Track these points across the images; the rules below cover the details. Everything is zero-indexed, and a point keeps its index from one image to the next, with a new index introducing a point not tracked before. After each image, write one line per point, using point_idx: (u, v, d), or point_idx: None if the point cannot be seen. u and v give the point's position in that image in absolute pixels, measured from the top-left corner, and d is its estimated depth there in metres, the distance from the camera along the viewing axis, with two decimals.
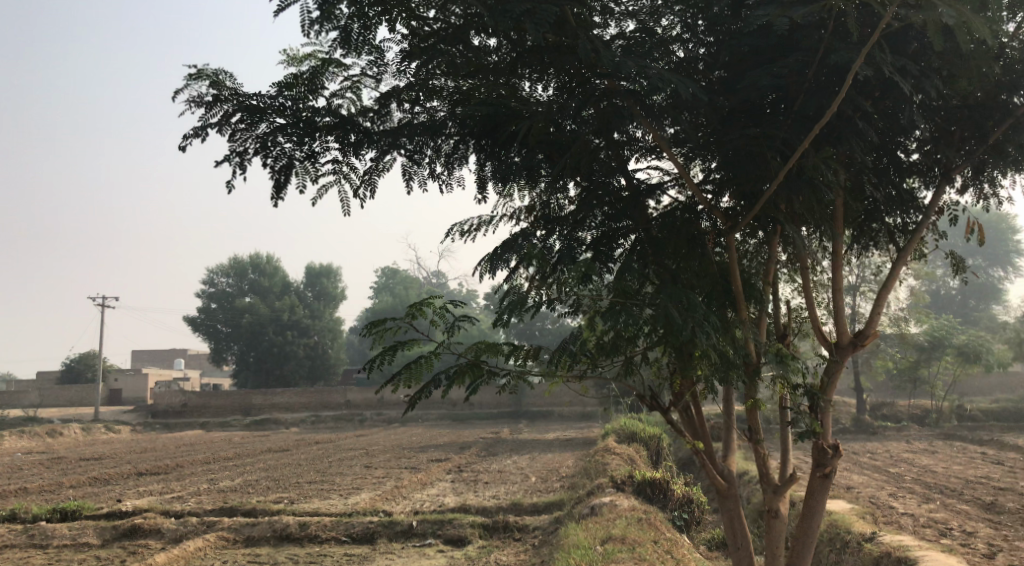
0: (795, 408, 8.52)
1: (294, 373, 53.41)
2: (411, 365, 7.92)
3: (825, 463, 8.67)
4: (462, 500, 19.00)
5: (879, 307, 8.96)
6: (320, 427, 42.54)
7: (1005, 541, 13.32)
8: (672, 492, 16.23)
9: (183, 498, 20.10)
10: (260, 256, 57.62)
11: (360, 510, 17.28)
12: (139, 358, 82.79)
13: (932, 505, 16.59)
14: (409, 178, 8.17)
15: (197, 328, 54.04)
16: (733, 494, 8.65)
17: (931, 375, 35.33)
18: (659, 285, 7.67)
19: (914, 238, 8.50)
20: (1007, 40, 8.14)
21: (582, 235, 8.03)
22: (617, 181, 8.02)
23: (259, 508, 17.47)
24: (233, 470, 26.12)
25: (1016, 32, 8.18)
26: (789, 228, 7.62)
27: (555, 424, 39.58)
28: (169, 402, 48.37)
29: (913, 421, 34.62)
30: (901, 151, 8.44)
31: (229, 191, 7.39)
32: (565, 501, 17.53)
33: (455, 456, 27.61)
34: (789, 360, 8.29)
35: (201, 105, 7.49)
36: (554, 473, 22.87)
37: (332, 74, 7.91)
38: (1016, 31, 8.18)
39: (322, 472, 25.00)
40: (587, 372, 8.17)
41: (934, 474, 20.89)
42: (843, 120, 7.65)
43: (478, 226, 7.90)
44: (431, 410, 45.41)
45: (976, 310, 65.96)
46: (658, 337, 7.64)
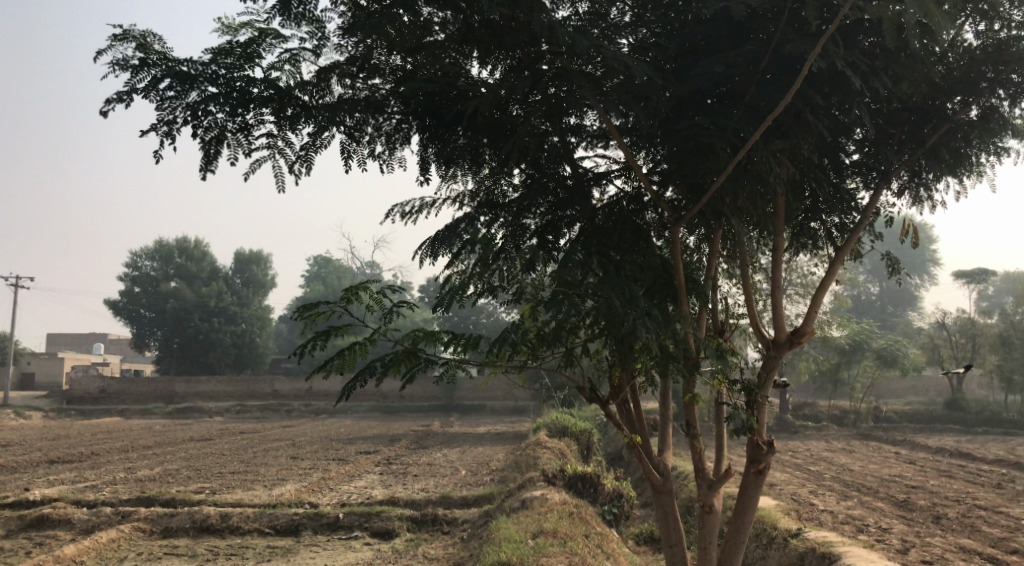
0: (732, 403, 8.49)
1: (219, 361, 52.48)
2: (344, 351, 7.67)
3: (759, 459, 8.67)
4: (390, 492, 18.69)
5: (817, 304, 8.97)
6: (244, 416, 41.68)
7: (918, 537, 13.62)
8: (603, 486, 16.26)
9: (97, 488, 19.34)
10: (188, 240, 55.86)
11: (284, 502, 16.85)
12: (55, 343, 79.86)
13: (850, 502, 16.91)
14: (348, 157, 7.95)
15: (119, 313, 52.14)
16: (668, 489, 8.57)
17: (850, 378, 36.14)
18: (602, 276, 7.53)
19: (852, 237, 8.51)
20: (951, 44, 8.19)
21: (526, 223, 7.95)
22: (563, 169, 7.90)
23: (178, 499, 16.92)
24: (152, 459, 25.31)
25: (956, 38, 8.22)
26: (733, 221, 7.57)
27: (486, 417, 39.43)
28: (86, 388, 46.02)
29: (832, 421, 35.39)
30: (841, 153, 8.48)
31: (154, 160, 7.12)
32: (495, 494, 17.38)
33: (384, 448, 27.21)
34: (728, 356, 8.23)
35: (127, 69, 7.32)
36: (483, 467, 22.69)
37: (270, 46, 7.74)
38: (956, 38, 8.22)
39: (246, 463, 24.37)
40: (526, 363, 8.00)
41: (852, 472, 21.35)
42: (793, 115, 7.60)
43: (420, 209, 7.67)
44: (358, 401, 44.89)
45: (894, 316, 67.71)
46: (600, 329, 7.51)
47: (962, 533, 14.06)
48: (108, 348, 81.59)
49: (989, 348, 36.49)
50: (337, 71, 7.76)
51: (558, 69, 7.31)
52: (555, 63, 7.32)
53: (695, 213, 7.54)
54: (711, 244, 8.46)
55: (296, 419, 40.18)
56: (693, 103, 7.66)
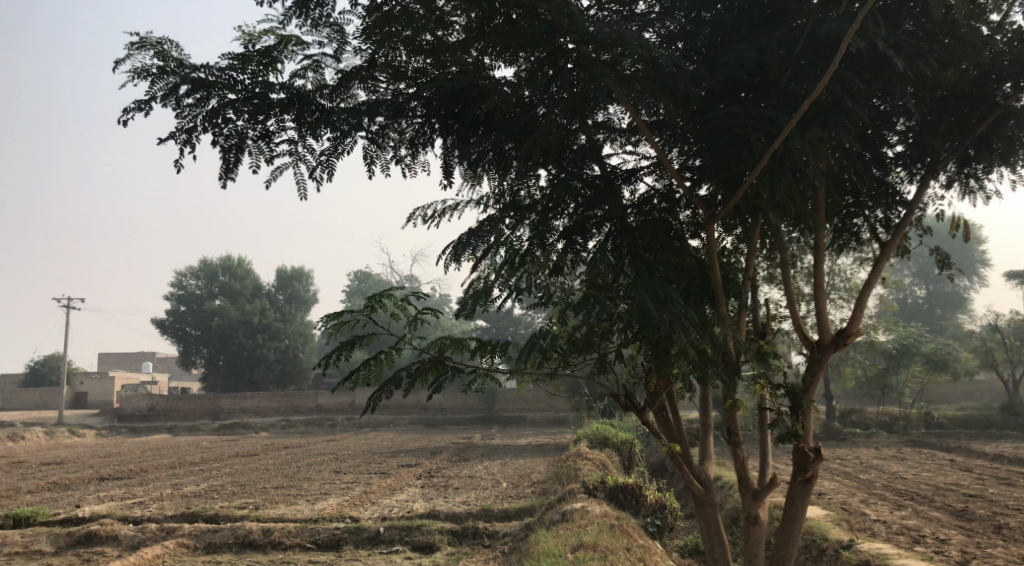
0: (776, 409, 8.14)
1: (264, 378, 52.72)
2: (369, 361, 7.43)
3: (806, 467, 8.26)
4: (431, 505, 18.49)
5: (862, 304, 8.56)
6: (288, 431, 41.78)
7: (978, 549, 13.00)
8: (646, 498, 15.82)
9: (143, 504, 19.37)
10: (231, 258, 56.48)
11: (326, 516, 16.70)
12: (105, 363, 81.21)
13: (904, 512, 16.28)
14: (371, 163, 7.76)
15: (166, 331, 52.69)
16: (711, 501, 8.20)
17: (899, 384, 35.17)
18: (634, 277, 7.24)
19: (898, 233, 8.11)
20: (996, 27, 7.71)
21: (555, 224, 7.65)
22: (590, 169, 7.66)
23: (221, 514, 16.84)
24: (198, 475, 25.39)
25: (1003, 22, 7.73)
26: (771, 217, 7.23)
27: (528, 429, 39.08)
28: (135, 406, 46.81)
29: (882, 428, 34.44)
30: (883, 146, 8.08)
31: (175, 168, 6.96)
32: (536, 507, 17.04)
33: (425, 461, 26.99)
34: (770, 359, 7.86)
35: (145, 78, 7.17)
36: (525, 479, 22.36)
37: (291, 52, 7.60)
38: (1002, 22, 7.73)
39: (290, 477, 24.30)
40: (557, 371, 7.72)
41: (905, 481, 20.66)
42: (831, 103, 7.21)
43: (442, 212, 7.43)
44: (400, 415, 44.76)
45: (943, 319, 65.90)
46: (633, 334, 7.21)
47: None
48: (156, 367, 82.71)
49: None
50: (359, 75, 7.59)
51: (583, 63, 7.02)
52: (578, 56, 7.00)
53: (729, 210, 7.22)
54: (749, 242, 8.10)
55: (339, 433, 40.23)
56: (724, 93, 7.32)
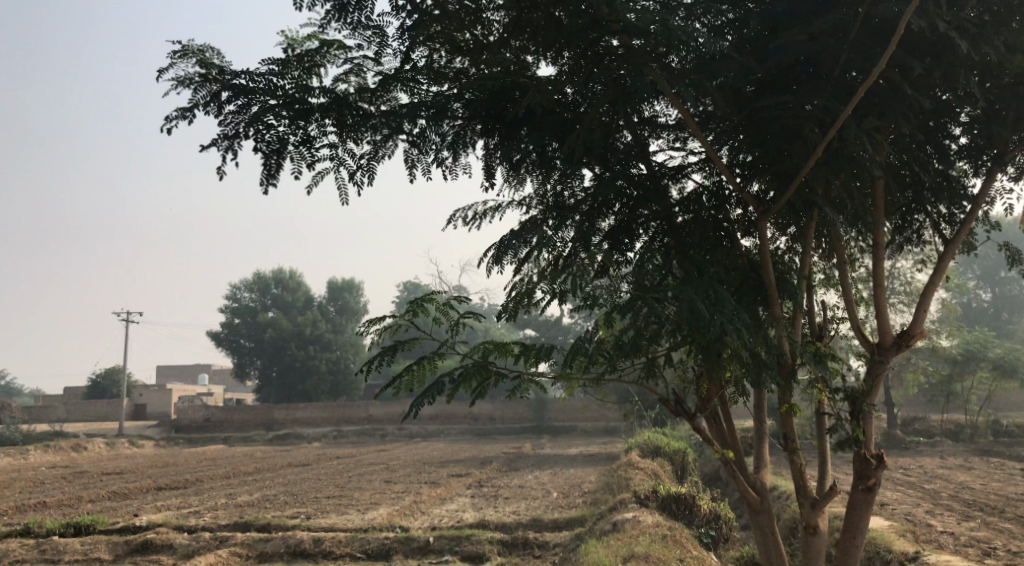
0: (834, 414, 7.80)
1: (317, 390, 52.77)
2: (412, 368, 7.26)
3: (868, 475, 7.90)
4: (482, 515, 18.28)
5: (925, 304, 8.16)
6: (340, 441, 41.92)
7: None
8: (699, 508, 15.42)
9: (199, 514, 19.47)
10: (283, 270, 57.09)
11: (376, 526, 16.58)
12: (162, 375, 82.51)
13: (972, 523, 15.61)
14: (412, 167, 7.59)
15: (220, 343, 53.35)
16: (767, 510, 7.88)
17: (964, 390, 34.01)
18: (683, 277, 6.98)
19: (962, 229, 7.74)
20: None
21: (600, 224, 7.32)
22: (637, 168, 7.45)
23: (273, 524, 16.81)
24: (252, 485, 25.53)
25: None
26: (826, 211, 6.94)
27: (580, 438, 38.71)
28: (191, 417, 47.44)
29: (946, 436, 33.36)
30: (945, 138, 7.70)
31: (218, 177, 6.79)
32: (587, 517, 16.71)
33: (476, 471, 26.80)
34: (828, 361, 7.54)
35: (187, 86, 6.97)
36: (576, 489, 22.03)
37: (333, 57, 7.44)
38: None
39: (342, 487, 24.28)
40: (605, 376, 7.48)
41: (972, 491, 19.86)
42: (890, 90, 6.90)
43: (485, 213, 7.24)
44: (450, 425, 44.60)
45: (1009, 324, 63.77)
46: (684, 336, 6.96)
47: None
48: (212, 378, 83.86)
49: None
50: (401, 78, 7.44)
51: (628, 56, 6.75)
52: (622, 48, 6.76)
53: (783, 205, 6.93)
54: (804, 240, 7.80)
55: (391, 443, 40.24)
56: (777, 84, 7.04)
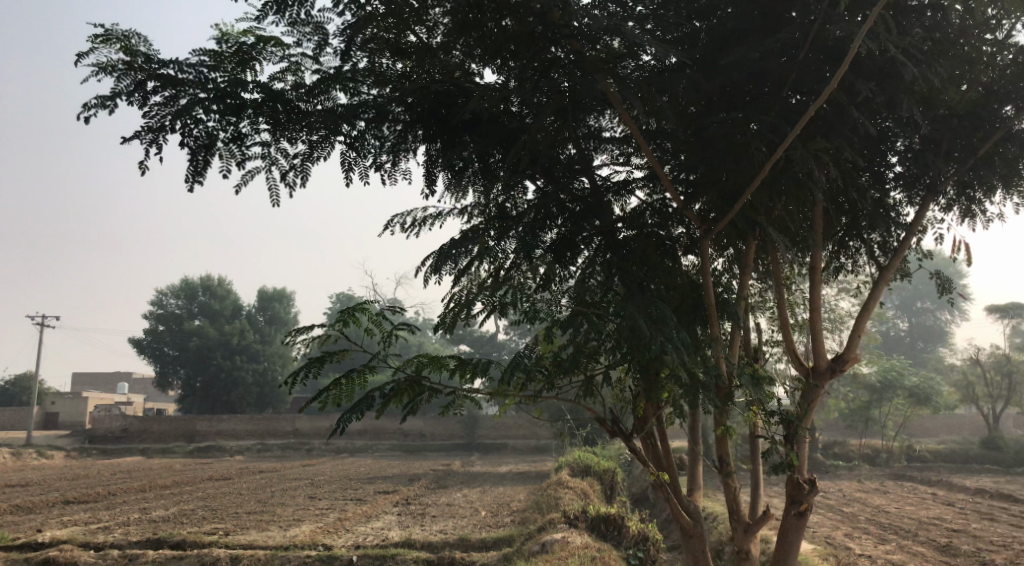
0: (769, 437, 7.72)
1: (241, 401, 51.66)
2: (341, 381, 6.97)
3: (801, 500, 7.83)
4: (407, 534, 17.90)
5: (859, 329, 8.15)
6: (263, 455, 40.92)
7: None
8: (627, 529, 15.26)
9: (109, 529, 18.65)
10: (212, 277, 55.69)
11: (297, 543, 16.08)
12: (79, 384, 79.54)
13: (887, 547, 15.83)
14: (349, 170, 7.35)
15: (143, 351, 51.70)
16: (700, 534, 7.75)
17: (882, 416, 34.74)
18: (623, 294, 6.84)
19: (897, 257, 7.77)
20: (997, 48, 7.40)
21: (542, 236, 7.15)
22: (579, 182, 7.32)
23: (188, 541, 16.15)
24: (168, 499, 24.65)
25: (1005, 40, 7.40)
26: (771, 231, 6.87)
27: (508, 456, 38.48)
28: (107, 427, 45.77)
29: (864, 460, 34.05)
30: (883, 166, 7.72)
31: (140, 170, 6.45)
32: (515, 537, 16.45)
33: (404, 488, 26.33)
34: (765, 384, 7.46)
35: (109, 73, 6.63)
36: (504, 508, 21.76)
37: (269, 53, 7.15)
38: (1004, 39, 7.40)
39: (263, 503, 23.58)
40: (542, 393, 7.29)
41: (888, 515, 20.21)
42: (834, 115, 6.93)
43: (422, 220, 7.01)
44: (379, 441, 43.90)
45: (924, 353, 65.65)
46: (622, 353, 6.81)
47: None
48: (132, 387, 81.32)
49: (1014, 382, 34.48)
50: (340, 78, 7.20)
51: (578, 68, 6.58)
52: (574, 60, 6.60)
53: (726, 225, 6.84)
54: (743, 261, 7.74)
55: (315, 458, 39.42)
56: (726, 102, 7.00)
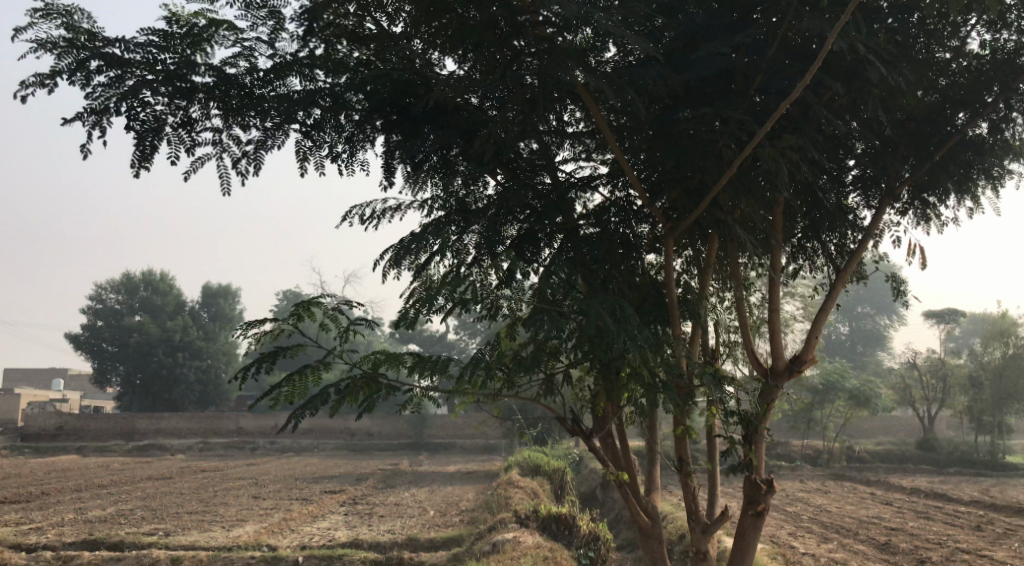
0: (728, 437, 7.66)
1: (183, 398, 50.61)
2: (294, 376, 6.75)
3: (758, 500, 7.80)
4: (354, 534, 17.63)
5: (817, 330, 8.09)
6: (205, 454, 40.11)
7: None
8: (579, 529, 15.02)
9: (43, 530, 18.07)
10: (153, 272, 54.42)
11: (241, 544, 15.70)
12: (13, 380, 77.17)
13: (830, 545, 16.01)
14: (304, 159, 7.16)
15: (80, 347, 50.33)
16: (658, 534, 7.67)
17: (824, 418, 35.23)
18: (585, 292, 6.71)
19: (854, 259, 7.75)
20: (952, 55, 7.39)
21: (504, 231, 6.99)
22: (542, 178, 7.19)
23: (127, 542, 15.68)
24: (106, 499, 23.98)
25: (959, 48, 7.37)
26: (734, 230, 6.77)
27: (456, 456, 38.22)
28: (43, 425, 44.45)
29: (806, 460, 34.50)
30: (842, 168, 7.71)
31: (80, 152, 6.19)
32: (464, 537, 16.29)
33: (350, 488, 25.97)
34: (724, 384, 7.40)
35: (50, 51, 6.41)
36: (452, 508, 21.59)
37: (222, 38, 6.95)
38: (959, 48, 7.38)
39: (204, 503, 23.05)
40: (502, 392, 7.12)
41: (829, 514, 20.49)
42: (800, 114, 6.90)
43: (380, 213, 6.81)
44: (325, 440, 43.35)
45: (863, 356, 66.76)
46: (583, 351, 6.68)
47: None
48: (67, 384, 79.12)
49: (948, 385, 35.22)
50: (295, 65, 7.02)
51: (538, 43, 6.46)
52: (534, 35, 6.47)
53: (690, 223, 6.73)
54: (705, 261, 7.66)
55: (259, 457, 38.74)
56: (691, 99, 6.94)
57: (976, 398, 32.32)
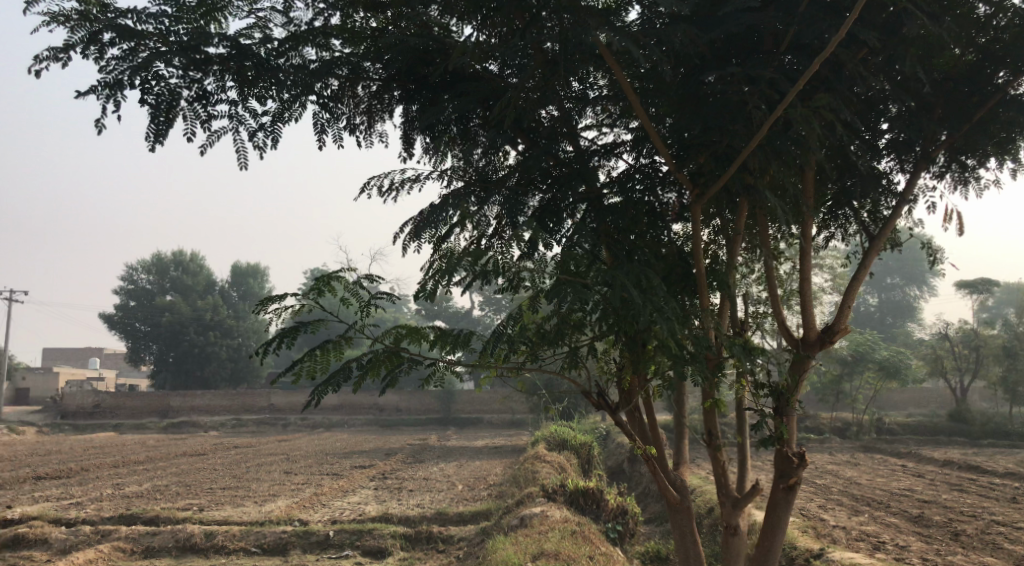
0: (757, 412, 7.50)
1: (215, 376, 51.12)
2: (314, 353, 6.65)
3: (789, 474, 7.62)
4: (384, 508, 17.69)
5: (850, 299, 7.82)
6: (238, 430, 40.51)
7: (938, 556, 12.41)
8: (606, 503, 15.04)
9: (81, 505, 18.31)
10: (183, 252, 54.77)
11: (273, 519, 15.78)
12: (50, 358, 78.30)
13: (861, 518, 15.81)
14: (322, 131, 7.06)
15: (114, 326, 50.84)
16: (686, 509, 7.53)
17: (853, 389, 34.79)
18: (611, 262, 6.53)
19: (888, 225, 7.49)
20: (993, 11, 7.00)
21: (526, 202, 6.82)
22: (564, 146, 7.01)
23: (162, 516, 15.81)
24: (142, 475, 24.26)
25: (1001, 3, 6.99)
26: (764, 195, 6.57)
27: (484, 430, 38.30)
28: (80, 403, 45.14)
29: (835, 433, 34.13)
30: (874, 131, 7.45)
31: (96, 127, 6.12)
32: (492, 511, 16.27)
33: (380, 463, 26.08)
34: (755, 354, 7.21)
35: (63, 25, 6.35)
36: (480, 482, 21.57)
37: (236, 9, 6.84)
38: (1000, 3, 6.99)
39: (237, 478, 23.24)
40: (525, 365, 6.99)
41: (860, 486, 20.23)
42: (831, 75, 6.66)
43: (399, 184, 6.66)
44: (353, 415, 43.58)
45: (894, 327, 65.87)
46: (609, 322, 6.53)
47: (982, 550, 12.81)
48: (103, 362, 80.25)
49: (981, 355, 34.53)
50: (312, 35, 6.94)
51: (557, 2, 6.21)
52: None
53: (716, 191, 6.53)
54: (733, 230, 7.44)
55: (290, 433, 39.05)
56: (719, 60, 6.70)
57: (1010, 368, 31.72)
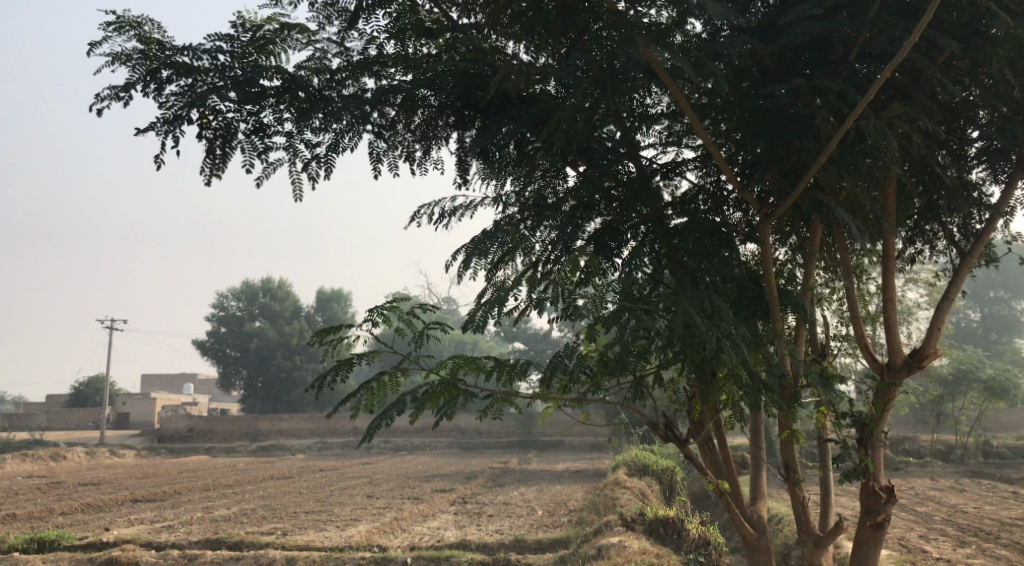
0: (839, 443, 7.00)
1: (301, 400, 51.92)
2: (371, 385, 6.45)
3: (877, 510, 7.10)
4: (464, 534, 17.43)
5: (939, 320, 7.26)
6: (325, 453, 40.95)
7: None
8: (687, 532, 14.45)
9: (172, 529, 18.59)
10: (271, 279, 55.92)
11: (353, 545, 15.67)
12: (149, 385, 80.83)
13: (968, 550, 14.83)
14: (378, 160, 6.93)
15: (205, 352, 52.16)
16: (764, 546, 7.08)
17: (955, 410, 33.11)
18: (675, 288, 6.17)
19: (979, 239, 6.93)
20: None
21: (583, 225, 6.52)
22: (626, 167, 6.71)
23: (247, 541, 15.91)
24: (230, 498, 24.60)
25: None
26: (838, 213, 6.16)
27: (567, 454, 37.79)
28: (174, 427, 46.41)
29: (937, 457, 32.53)
30: (962, 140, 6.98)
31: (155, 162, 6.11)
32: (572, 538, 15.85)
33: (461, 487, 25.82)
34: (834, 383, 6.73)
35: (123, 63, 6.38)
36: (562, 508, 21.12)
37: (292, 42, 6.81)
38: None
39: (322, 502, 23.33)
40: (588, 396, 6.66)
41: (965, 515, 19.07)
42: (909, 82, 6.22)
43: (452, 209, 6.47)
44: (436, 439, 43.63)
45: (998, 344, 62.66)
46: (674, 351, 6.17)
47: None
48: (197, 388, 82.61)
49: None
50: (368, 64, 6.85)
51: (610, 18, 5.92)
52: (607, 11, 5.91)
53: (787, 208, 6.17)
54: (809, 248, 7.02)
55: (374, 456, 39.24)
56: (785, 72, 6.33)
57: None
